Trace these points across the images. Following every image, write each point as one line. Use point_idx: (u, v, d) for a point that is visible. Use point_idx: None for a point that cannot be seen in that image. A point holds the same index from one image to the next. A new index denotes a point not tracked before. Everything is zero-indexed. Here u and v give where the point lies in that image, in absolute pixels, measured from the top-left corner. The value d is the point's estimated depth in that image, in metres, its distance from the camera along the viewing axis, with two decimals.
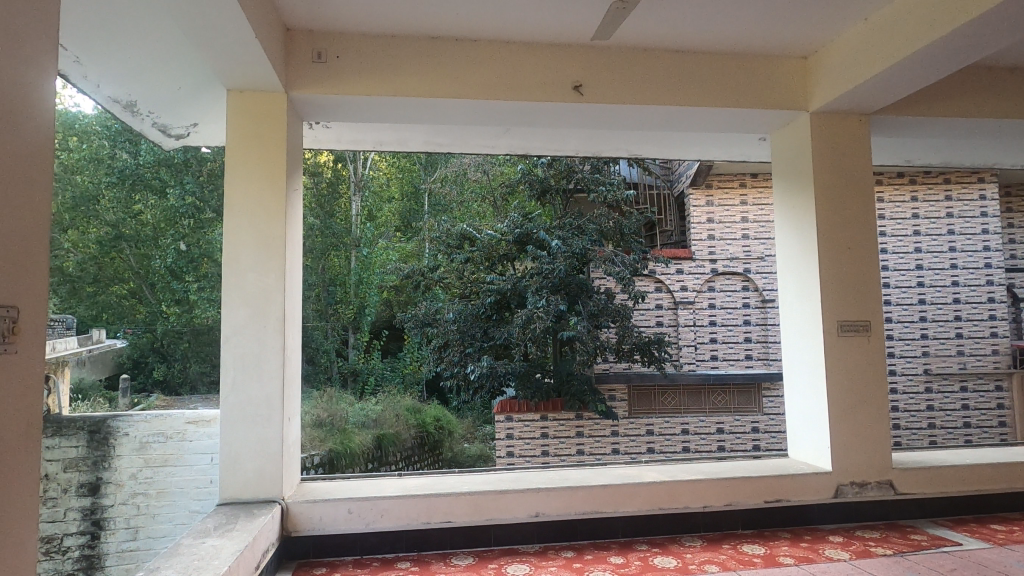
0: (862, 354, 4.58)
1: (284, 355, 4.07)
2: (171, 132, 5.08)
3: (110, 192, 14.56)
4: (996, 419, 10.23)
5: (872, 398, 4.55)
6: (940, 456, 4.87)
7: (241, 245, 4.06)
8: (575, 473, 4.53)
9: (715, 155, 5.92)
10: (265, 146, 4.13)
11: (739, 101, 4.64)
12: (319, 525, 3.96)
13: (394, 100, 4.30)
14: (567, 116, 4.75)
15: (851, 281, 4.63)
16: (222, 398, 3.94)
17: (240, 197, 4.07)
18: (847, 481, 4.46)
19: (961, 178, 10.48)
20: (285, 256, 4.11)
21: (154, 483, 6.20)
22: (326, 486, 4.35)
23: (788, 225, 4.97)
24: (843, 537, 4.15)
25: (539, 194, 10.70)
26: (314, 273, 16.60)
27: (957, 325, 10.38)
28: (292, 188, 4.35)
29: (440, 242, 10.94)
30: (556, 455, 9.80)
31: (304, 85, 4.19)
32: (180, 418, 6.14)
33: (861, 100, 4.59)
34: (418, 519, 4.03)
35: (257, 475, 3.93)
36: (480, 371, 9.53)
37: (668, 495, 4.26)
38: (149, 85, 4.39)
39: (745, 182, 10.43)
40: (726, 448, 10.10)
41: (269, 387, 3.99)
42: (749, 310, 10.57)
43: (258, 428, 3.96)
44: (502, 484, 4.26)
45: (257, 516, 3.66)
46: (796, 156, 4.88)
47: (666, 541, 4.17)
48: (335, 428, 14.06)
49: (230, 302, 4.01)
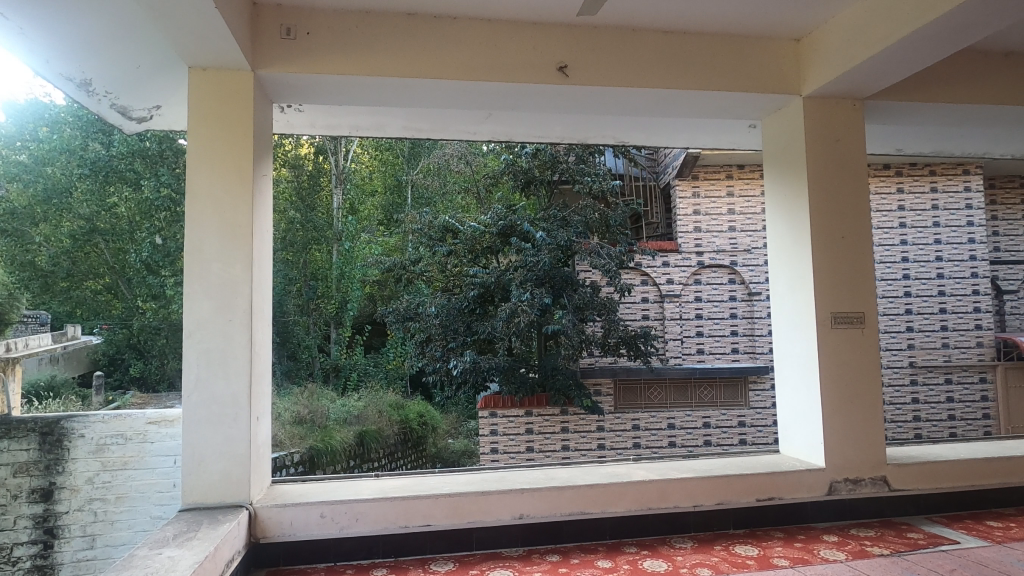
0: (856, 346, 4.44)
1: (252, 350, 3.83)
2: (132, 114, 4.79)
3: (83, 184, 14.10)
4: (980, 411, 10.23)
5: (866, 392, 4.42)
6: (935, 451, 4.75)
7: (206, 234, 3.80)
8: (561, 472, 4.34)
9: (705, 142, 5.76)
10: (231, 128, 3.87)
11: (729, 84, 4.46)
12: (290, 530, 3.73)
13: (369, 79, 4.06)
14: (553, 100, 4.54)
15: (845, 270, 4.48)
16: (185, 396, 3.69)
17: (203, 183, 3.81)
18: (840, 478, 4.32)
19: (946, 170, 10.44)
20: (253, 246, 3.86)
21: (111, 487, 6.19)
22: (298, 488, 4.13)
23: (780, 213, 4.80)
24: (838, 536, 4.00)
25: (523, 185, 10.51)
26: (297, 267, 16.40)
27: (942, 318, 10.37)
28: (261, 174, 4.10)
29: (421, 234, 10.72)
30: (541, 451, 9.68)
31: (272, 63, 3.93)
32: (140, 418, 6.23)
33: (856, 84, 4.42)
34: (396, 523, 3.81)
35: (223, 478, 3.69)
36: (464, 366, 9.28)
37: (658, 494, 4.09)
38: (105, 65, 4.11)
39: (732, 173, 10.34)
40: (713, 443, 10.01)
41: (236, 384, 3.75)
42: (735, 303, 10.42)
43: (224, 429, 3.71)
44: (484, 485, 4.06)
45: (221, 522, 3.43)
46: (789, 141, 4.71)
47: (655, 543, 4.00)
48: (316, 425, 13.71)
49: (192, 295, 3.76)
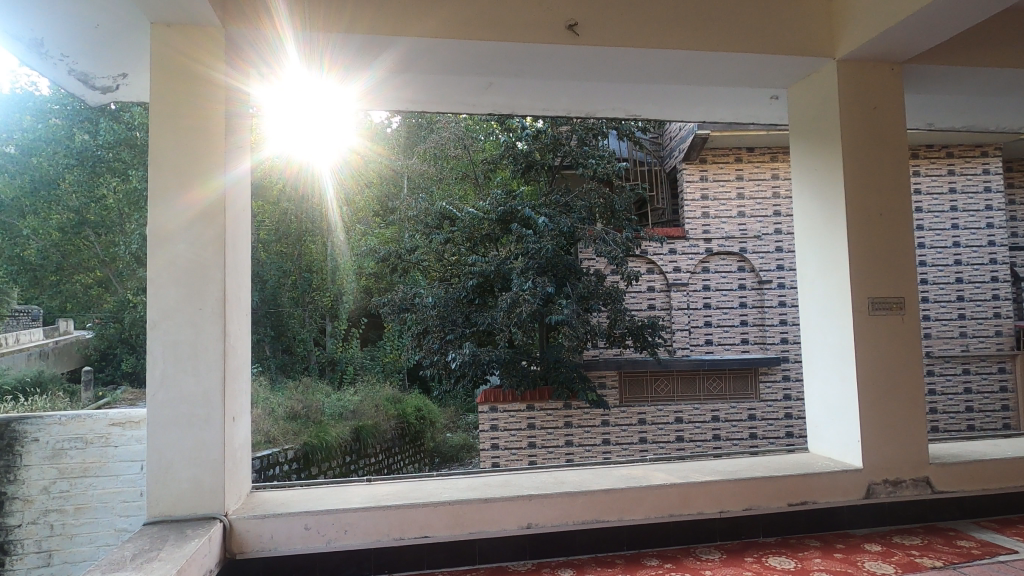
0: (894, 334, 4.03)
1: (226, 342, 3.41)
2: (94, 83, 4.34)
3: (71, 175, 13.54)
4: (999, 402, 9.89)
5: (907, 384, 4.02)
6: (978, 448, 4.36)
7: (172, 210, 3.38)
8: (572, 475, 3.94)
9: (722, 116, 5.35)
10: (199, 90, 3.43)
11: (755, 45, 4.03)
12: (271, 545, 3.32)
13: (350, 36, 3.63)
14: (562, 63, 4.11)
15: (884, 249, 4.07)
16: (149, 396, 3.27)
17: (168, 152, 3.39)
18: (879, 479, 3.93)
19: (964, 152, 10.03)
20: (225, 225, 3.43)
21: (71, 497, 5.72)
22: (282, 495, 3.72)
23: (809, 188, 4.40)
24: (881, 545, 3.61)
25: (523, 170, 10.10)
26: (291, 260, 16.23)
27: (959, 306, 9.99)
28: (236, 144, 3.68)
29: (417, 221, 10.26)
30: (544, 447, 9.30)
31: (244, 20, 3.52)
32: (103, 420, 5.69)
33: (896, 45, 3.98)
34: (389, 535, 3.40)
35: (194, 486, 3.28)
36: (463, 359, 8.85)
37: (681, 499, 3.69)
38: (63, 24, 3.65)
39: (741, 156, 9.93)
40: (722, 437, 9.63)
41: (208, 378, 3.34)
42: (745, 292, 10.01)
43: (195, 431, 3.30)
44: (487, 491, 3.65)
45: (189, 538, 3.01)
46: (819, 109, 4.29)
47: (678, 553, 3.60)
48: (311, 420, 13.28)
49: (157, 281, 3.34)
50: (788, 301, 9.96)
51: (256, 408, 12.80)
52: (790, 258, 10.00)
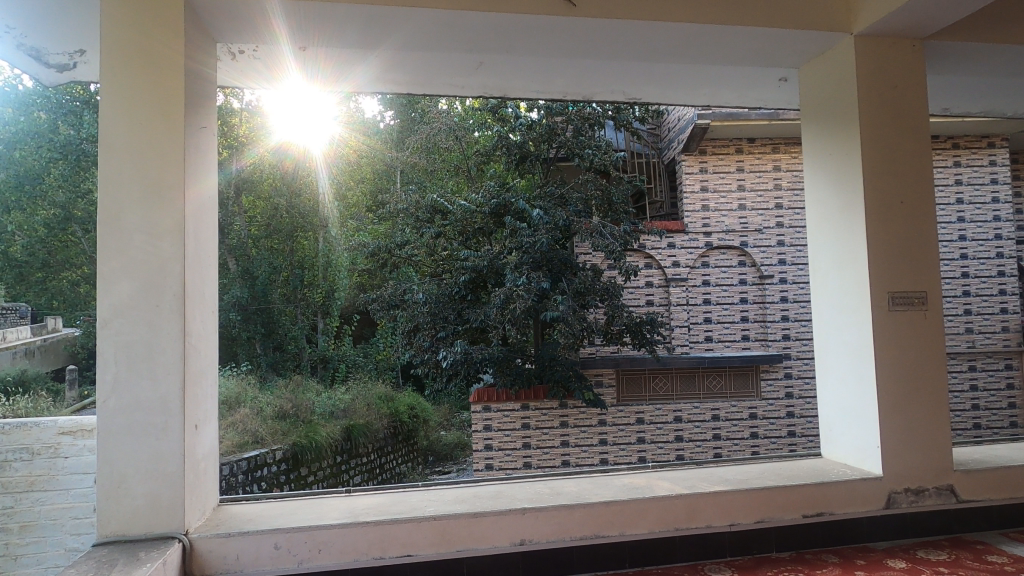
0: (917, 333, 3.73)
1: (186, 343, 3.08)
2: (49, 60, 4.01)
3: (56, 169, 13.02)
4: (1005, 400, 9.67)
5: (929, 386, 3.72)
6: (1004, 453, 4.07)
7: (125, 195, 3.04)
8: (569, 485, 3.64)
9: (728, 100, 5.05)
10: (155, 63, 3.10)
11: (766, 20, 3.72)
12: (236, 566, 3.00)
13: (342, 26, 3.58)
14: (557, 37, 3.79)
15: (904, 241, 3.77)
16: (99, 403, 2.95)
17: (121, 133, 3.06)
18: (900, 488, 3.64)
19: (970, 143, 9.75)
20: (184, 213, 3.10)
21: (16, 514, 5.25)
22: (253, 510, 3.40)
23: (823, 176, 4.10)
24: (905, 562, 3.32)
25: (517, 162, 9.80)
26: (281, 257, 15.92)
27: (965, 301, 9.73)
28: (197, 126, 3.35)
29: (407, 214, 9.94)
30: (539, 448, 9.02)
31: None
32: (51, 430, 5.34)
33: (919, 19, 3.67)
34: (368, 554, 3.09)
35: (150, 502, 2.96)
36: (454, 357, 8.55)
37: (687, 511, 3.40)
38: None
39: (742, 147, 9.65)
40: (723, 437, 9.35)
41: (165, 383, 3.01)
42: (745, 287, 9.71)
43: (151, 442, 2.97)
44: (476, 503, 3.34)
45: (141, 562, 2.69)
46: (834, 89, 3.98)
47: (685, 571, 3.30)
48: (300, 420, 12.93)
49: (108, 275, 3.01)
50: (790, 296, 9.69)
51: (242, 408, 12.34)
52: (792, 253, 9.72)
